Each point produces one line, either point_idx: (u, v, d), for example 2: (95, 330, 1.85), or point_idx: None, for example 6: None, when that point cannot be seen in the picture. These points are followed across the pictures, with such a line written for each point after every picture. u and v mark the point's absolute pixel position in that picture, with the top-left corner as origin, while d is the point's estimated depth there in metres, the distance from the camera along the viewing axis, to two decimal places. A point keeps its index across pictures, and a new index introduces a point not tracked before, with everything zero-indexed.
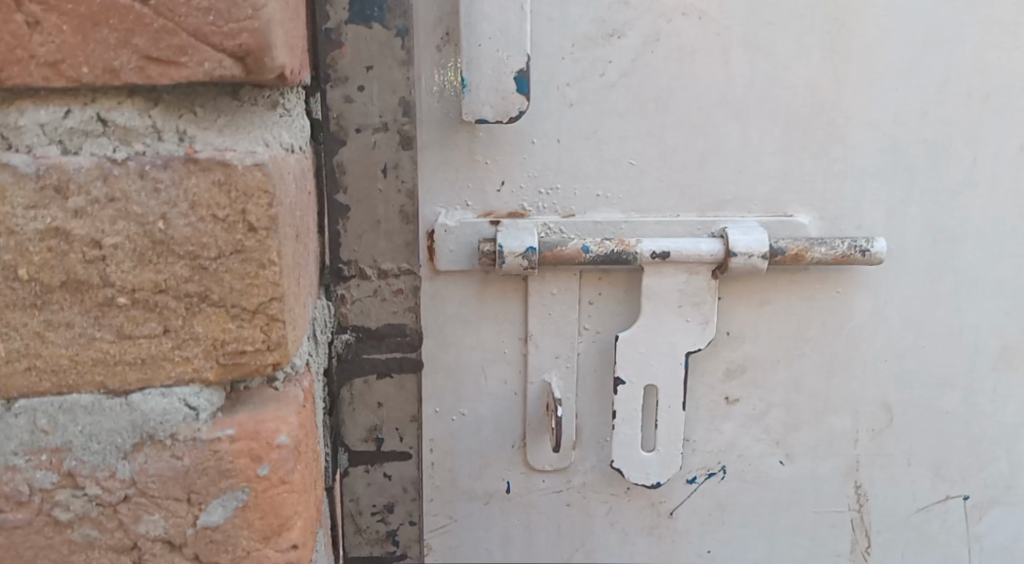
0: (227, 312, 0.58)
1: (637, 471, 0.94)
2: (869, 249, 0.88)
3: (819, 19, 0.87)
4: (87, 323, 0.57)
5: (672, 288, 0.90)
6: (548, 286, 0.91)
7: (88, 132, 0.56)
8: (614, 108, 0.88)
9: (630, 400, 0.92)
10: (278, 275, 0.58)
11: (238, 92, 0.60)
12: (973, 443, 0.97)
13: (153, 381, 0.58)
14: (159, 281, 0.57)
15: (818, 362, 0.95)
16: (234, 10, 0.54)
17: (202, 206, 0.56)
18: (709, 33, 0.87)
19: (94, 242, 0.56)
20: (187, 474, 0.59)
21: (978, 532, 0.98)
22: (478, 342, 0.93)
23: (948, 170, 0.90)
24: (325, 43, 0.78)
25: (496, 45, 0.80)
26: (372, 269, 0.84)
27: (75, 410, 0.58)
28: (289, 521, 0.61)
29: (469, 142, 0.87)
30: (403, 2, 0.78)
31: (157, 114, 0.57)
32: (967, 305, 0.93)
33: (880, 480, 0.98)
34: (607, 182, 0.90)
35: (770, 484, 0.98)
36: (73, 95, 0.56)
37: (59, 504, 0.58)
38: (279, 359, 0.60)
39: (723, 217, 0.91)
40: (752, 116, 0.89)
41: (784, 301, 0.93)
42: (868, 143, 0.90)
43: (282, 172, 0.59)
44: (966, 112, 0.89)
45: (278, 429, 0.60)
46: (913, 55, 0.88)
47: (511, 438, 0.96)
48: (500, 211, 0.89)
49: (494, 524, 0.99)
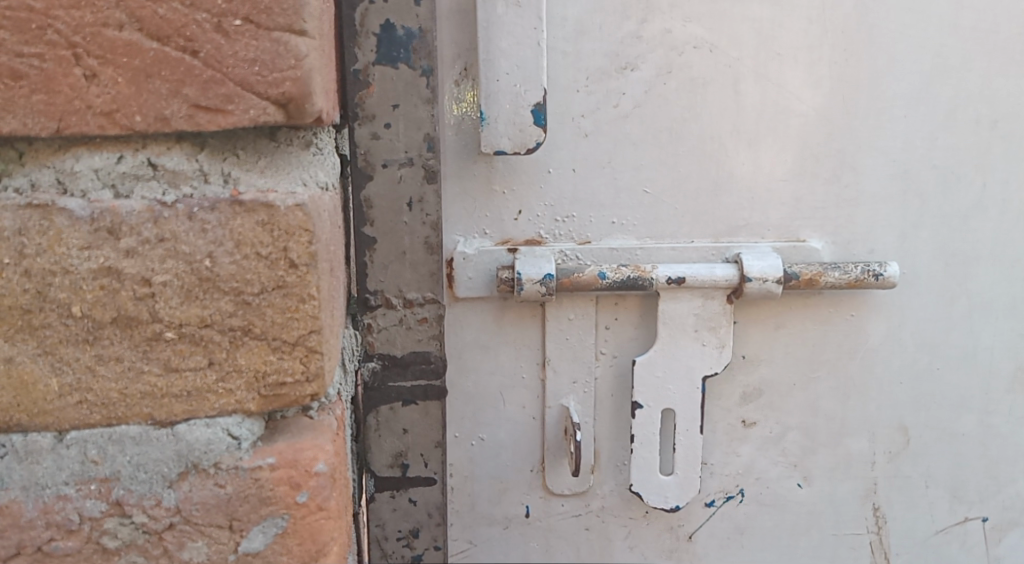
0: (269, 344, 0.60)
1: (656, 495, 0.96)
2: (882, 273, 0.90)
3: (828, 49, 0.90)
4: (135, 357, 0.59)
5: (688, 313, 0.92)
6: (565, 312, 0.93)
7: (139, 175, 0.59)
8: (629, 138, 0.90)
9: (648, 424, 0.94)
10: (317, 308, 0.60)
11: (275, 134, 0.62)
12: (989, 463, 0.98)
13: (198, 412, 0.61)
14: (205, 316, 0.59)
15: (833, 386, 0.96)
16: (278, 60, 0.57)
17: (246, 244, 0.59)
18: (721, 64, 0.89)
19: (144, 280, 0.58)
20: (229, 502, 0.61)
21: (998, 552, 0.99)
22: (497, 368, 0.95)
23: (958, 195, 0.92)
24: (353, 83, 0.80)
25: (513, 80, 0.83)
26: (397, 299, 0.85)
27: (124, 440, 0.60)
28: (326, 545, 0.63)
29: (488, 173, 0.90)
30: (428, 43, 0.80)
31: (204, 158, 0.60)
32: (980, 328, 0.95)
33: (898, 502, 0.99)
34: (623, 210, 0.92)
35: (789, 508, 0.99)
36: (125, 141, 0.59)
37: (107, 532, 0.61)
38: (316, 390, 0.62)
39: (737, 242, 0.93)
40: (763, 144, 0.91)
41: (799, 325, 0.95)
42: (880, 170, 0.92)
43: (319, 210, 0.61)
44: (974, 139, 0.91)
45: (316, 457, 0.62)
46: (922, 84, 0.90)
47: (529, 462, 0.98)
48: (518, 239, 0.92)
49: (514, 549, 1.00)
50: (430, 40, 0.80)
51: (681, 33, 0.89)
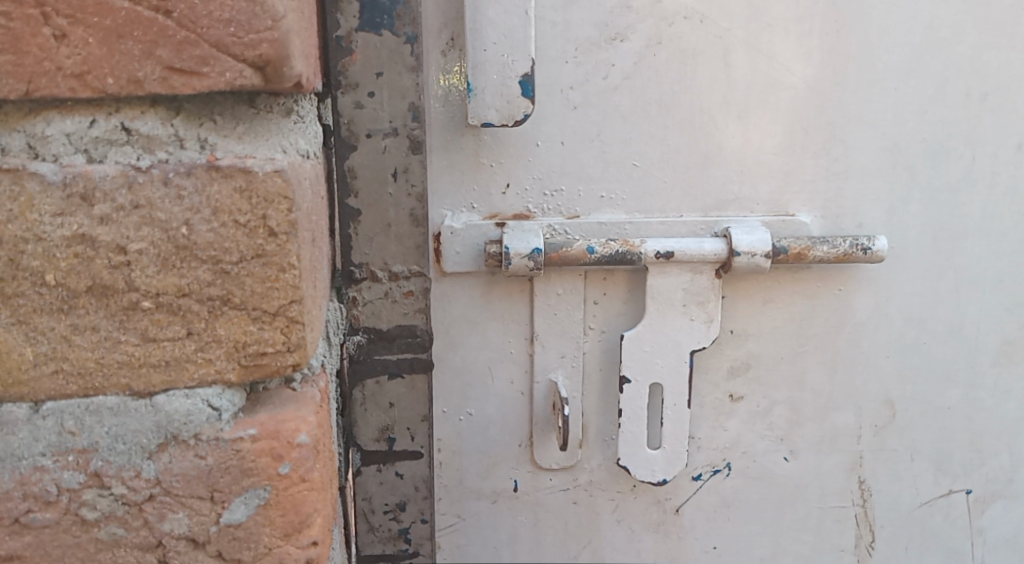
0: (248, 314, 0.59)
1: (643, 469, 0.96)
2: (871, 247, 0.89)
3: (819, 20, 0.88)
4: (112, 327, 0.58)
5: (676, 287, 0.91)
6: (553, 287, 0.92)
7: (113, 140, 0.57)
8: (618, 111, 0.89)
9: (635, 398, 0.94)
10: (297, 278, 0.59)
11: (254, 100, 0.61)
12: (975, 437, 0.98)
13: (177, 383, 0.60)
14: (182, 285, 0.58)
15: (821, 359, 0.96)
16: (254, 21, 0.56)
17: (224, 212, 0.57)
18: (711, 36, 0.88)
19: (119, 248, 0.57)
20: (210, 473, 0.60)
21: (981, 525, 1.00)
22: (485, 343, 0.95)
23: (948, 168, 0.92)
24: (336, 51, 0.78)
25: (501, 50, 0.81)
26: (382, 271, 0.84)
27: (101, 411, 0.60)
28: (309, 517, 0.63)
29: (475, 146, 0.89)
30: (412, 9, 0.79)
31: (179, 123, 0.58)
32: (967, 302, 0.95)
33: (884, 475, 0.99)
34: (611, 184, 0.91)
35: (775, 481, 0.99)
36: (98, 105, 0.57)
37: (86, 503, 0.60)
38: (298, 360, 0.61)
39: (726, 216, 0.92)
40: (753, 117, 0.90)
41: (787, 299, 0.94)
42: (870, 143, 0.91)
43: (300, 178, 0.60)
44: (965, 111, 0.91)
45: (298, 428, 0.61)
46: (913, 55, 0.89)
47: (517, 437, 0.97)
48: (505, 213, 0.91)
49: (502, 523, 1.00)
50: (414, 6, 0.79)
51: (670, 3, 0.87)
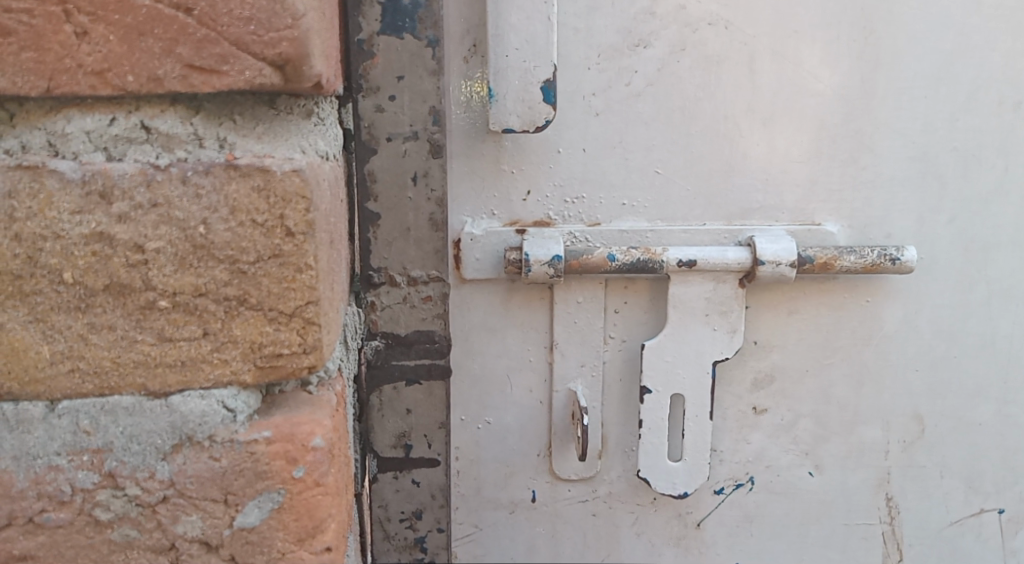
0: (264, 315, 0.59)
1: (664, 481, 0.94)
2: (899, 257, 0.88)
3: (847, 27, 0.87)
4: (129, 326, 0.58)
5: (699, 296, 0.90)
6: (573, 295, 0.92)
7: (132, 138, 0.57)
8: (640, 117, 0.88)
9: (656, 409, 0.92)
10: (314, 279, 0.59)
11: (275, 101, 0.61)
12: (1007, 454, 0.96)
13: (192, 383, 0.59)
14: (199, 285, 0.58)
15: (847, 372, 0.94)
16: (275, 19, 0.55)
17: (241, 211, 0.57)
18: (736, 42, 0.87)
19: (137, 247, 0.57)
20: (224, 475, 0.60)
21: (1013, 545, 0.97)
22: (504, 351, 0.94)
23: (979, 178, 0.90)
24: (357, 54, 0.78)
25: (523, 56, 0.81)
26: (401, 276, 0.83)
27: (116, 411, 0.59)
28: (323, 523, 0.62)
29: (496, 152, 0.88)
30: (434, 13, 0.78)
31: (199, 122, 0.58)
32: (999, 314, 0.93)
33: (912, 492, 0.97)
34: (633, 192, 0.90)
35: (799, 497, 0.97)
36: (118, 103, 0.57)
37: (99, 504, 0.59)
38: (314, 362, 0.61)
39: (750, 225, 0.91)
40: (778, 125, 0.89)
41: (813, 310, 0.93)
42: (899, 151, 0.90)
43: (318, 178, 0.60)
44: (997, 120, 0.89)
45: (313, 432, 0.61)
46: (943, 63, 0.88)
47: (536, 446, 0.96)
48: (526, 220, 0.90)
49: (520, 534, 0.99)
50: (435, 10, 0.78)
51: (695, 9, 0.87)
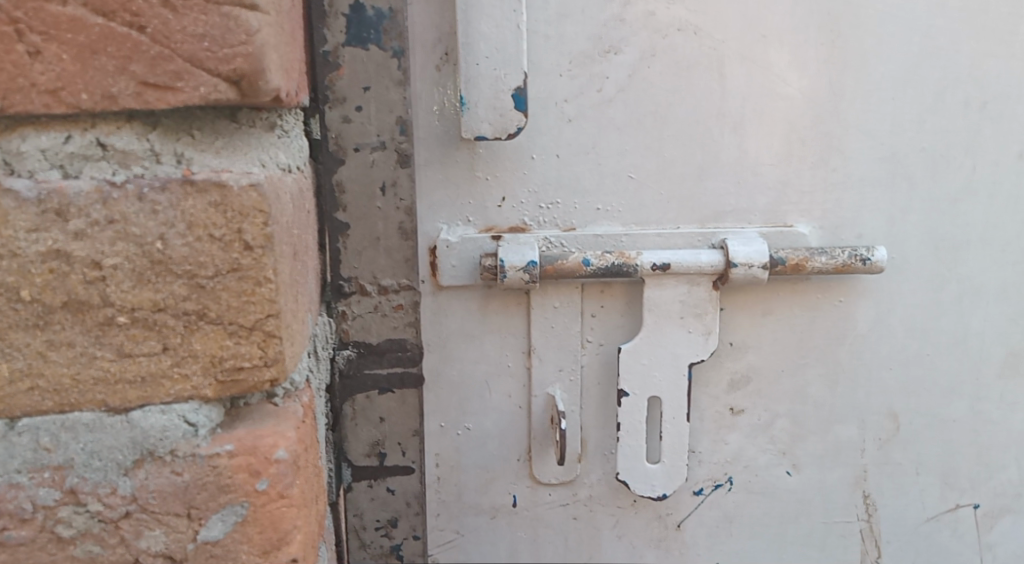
0: (225, 329, 0.59)
1: (642, 484, 0.95)
2: (869, 257, 0.89)
3: (815, 30, 0.88)
4: (88, 343, 0.58)
5: (674, 299, 0.90)
6: (550, 300, 0.92)
7: (87, 156, 0.57)
8: (613, 123, 0.89)
9: (634, 412, 0.93)
10: (274, 292, 0.59)
11: (236, 115, 0.61)
12: (982, 450, 0.96)
13: (153, 399, 0.59)
14: (158, 300, 0.58)
15: (822, 373, 0.95)
16: (228, 35, 0.56)
17: (199, 226, 0.57)
18: (705, 47, 0.88)
19: (94, 263, 0.57)
20: (187, 490, 0.60)
21: (989, 540, 0.98)
22: (483, 357, 0.94)
23: (948, 178, 0.91)
24: (322, 65, 0.78)
25: (493, 64, 0.81)
26: (372, 285, 0.84)
27: (77, 427, 0.59)
28: (289, 534, 0.62)
29: (470, 159, 0.89)
30: (399, 23, 0.79)
31: (155, 138, 0.58)
32: (970, 312, 0.93)
33: (888, 489, 0.98)
34: (608, 196, 0.91)
35: (777, 496, 0.98)
36: (73, 120, 0.57)
37: (62, 520, 0.59)
38: (276, 375, 0.61)
39: (723, 228, 0.91)
40: (749, 128, 0.90)
41: (787, 312, 0.94)
42: (868, 153, 0.90)
43: (278, 192, 0.60)
44: (963, 120, 0.90)
45: (276, 444, 0.61)
46: (909, 65, 0.89)
47: (516, 451, 0.96)
48: (501, 226, 0.90)
49: (502, 538, 0.99)
50: (401, 21, 0.79)
51: (664, 15, 0.87)
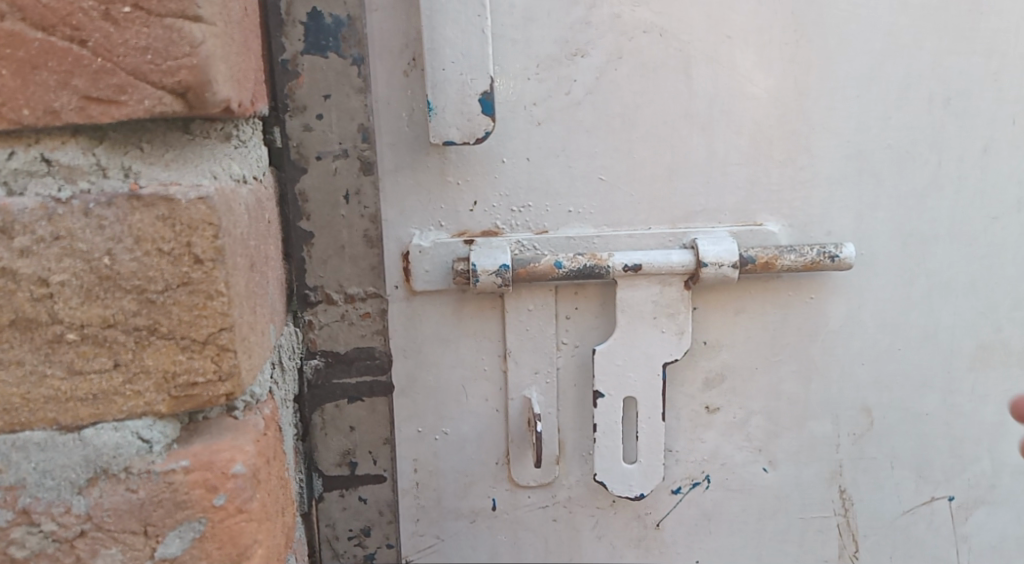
0: (177, 343, 0.58)
1: (620, 484, 0.94)
2: (838, 254, 0.89)
3: (779, 30, 0.88)
4: (37, 361, 0.57)
5: (646, 300, 0.90)
6: (524, 303, 0.91)
7: (32, 172, 0.57)
8: (582, 125, 0.89)
9: (610, 413, 0.93)
10: (226, 305, 0.59)
11: (189, 126, 0.61)
12: (955, 442, 0.97)
13: (105, 416, 0.59)
14: (108, 316, 0.57)
15: (796, 370, 0.95)
16: (172, 47, 0.55)
17: (147, 240, 0.57)
18: (671, 49, 0.88)
19: (41, 280, 0.56)
20: (142, 507, 0.59)
21: (965, 532, 0.98)
22: (459, 361, 0.93)
23: (914, 173, 0.91)
24: (281, 74, 0.79)
25: (459, 69, 0.81)
26: (338, 294, 0.85)
27: (28, 447, 0.58)
28: (249, 549, 0.62)
29: (441, 164, 0.88)
30: (357, 30, 0.79)
31: (102, 152, 0.58)
32: (940, 307, 0.94)
33: (864, 483, 0.98)
34: (579, 198, 0.90)
35: (754, 493, 0.98)
36: (17, 136, 0.56)
37: (15, 541, 0.59)
38: (231, 389, 0.60)
39: (694, 227, 0.91)
40: (716, 128, 0.90)
41: (759, 310, 0.94)
42: (834, 151, 0.91)
43: (230, 204, 0.60)
44: (928, 116, 0.90)
45: (233, 458, 0.60)
46: (873, 62, 0.89)
47: (494, 455, 0.96)
48: (474, 230, 0.90)
49: (482, 542, 0.99)
50: (359, 28, 0.79)
51: (629, 17, 0.87)
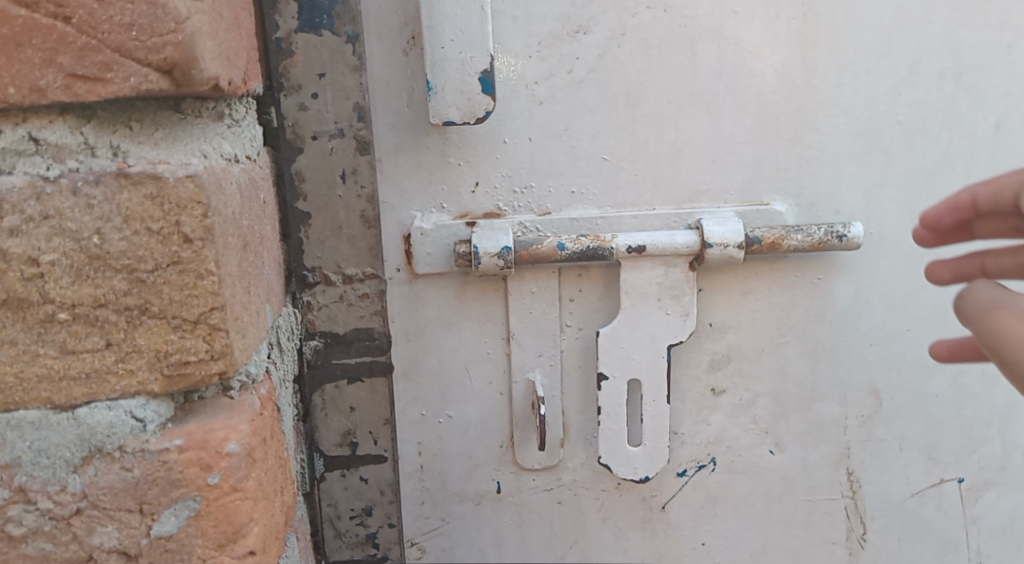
0: (168, 323, 0.59)
1: (624, 467, 0.94)
2: (845, 233, 0.88)
3: (786, 5, 0.87)
4: (30, 340, 0.58)
5: (650, 282, 0.90)
6: (527, 285, 0.91)
7: (20, 151, 0.57)
8: (585, 104, 0.88)
9: (614, 395, 0.92)
10: (217, 284, 0.59)
11: (180, 105, 0.62)
12: (965, 424, 0.96)
13: (99, 395, 0.59)
14: (98, 295, 0.57)
15: (802, 351, 0.95)
16: (156, 24, 0.55)
17: (135, 219, 0.57)
18: (676, 25, 0.87)
19: (31, 260, 0.56)
20: (137, 485, 0.60)
21: (974, 514, 0.98)
22: (462, 344, 0.93)
23: (924, 151, 0.90)
24: (275, 53, 0.78)
25: (459, 47, 0.80)
26: (336, 275, 0.85)
27: (22, 426, 0.59)
28: (244, 527, 0.62)
29: (442, 145, 0.87)
30: (351, 8, 0.79)
31: (89, 131, 0.58)
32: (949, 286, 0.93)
33: (872, 465, 0.97)
34: (582, 179, 0.90)
35: (761, 475, 0.98)
36: (5, 115, 0.56)
37: (12, 519, 0.59)
38: (224, 368, 0.60)
39: (699, 208, 0.91)
40: (722, 106, 0.89)
41: (766, 290, 0.93)
42: (842, 127, 0.89)
43: (220, 182, 0.60)
44: (939, 92, 0.89)
45: (227, 437, 0.60)
46: (882, 37, 0.88)
47: (498, 437, 0.96)
48: (476, 212, 0.89)
49: (487, 525, 0.99)
50: (353, 5, 0.79)
51: None
